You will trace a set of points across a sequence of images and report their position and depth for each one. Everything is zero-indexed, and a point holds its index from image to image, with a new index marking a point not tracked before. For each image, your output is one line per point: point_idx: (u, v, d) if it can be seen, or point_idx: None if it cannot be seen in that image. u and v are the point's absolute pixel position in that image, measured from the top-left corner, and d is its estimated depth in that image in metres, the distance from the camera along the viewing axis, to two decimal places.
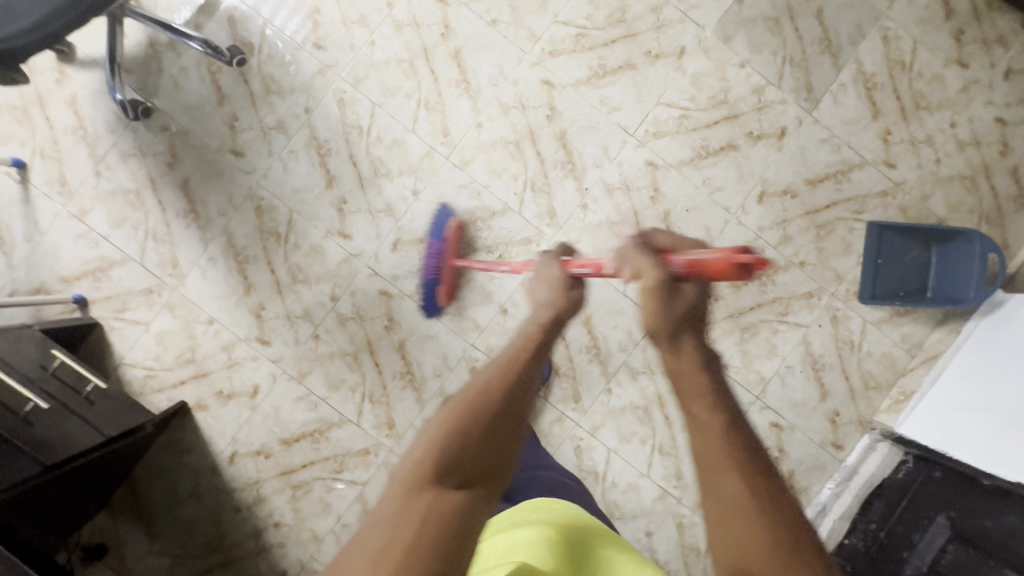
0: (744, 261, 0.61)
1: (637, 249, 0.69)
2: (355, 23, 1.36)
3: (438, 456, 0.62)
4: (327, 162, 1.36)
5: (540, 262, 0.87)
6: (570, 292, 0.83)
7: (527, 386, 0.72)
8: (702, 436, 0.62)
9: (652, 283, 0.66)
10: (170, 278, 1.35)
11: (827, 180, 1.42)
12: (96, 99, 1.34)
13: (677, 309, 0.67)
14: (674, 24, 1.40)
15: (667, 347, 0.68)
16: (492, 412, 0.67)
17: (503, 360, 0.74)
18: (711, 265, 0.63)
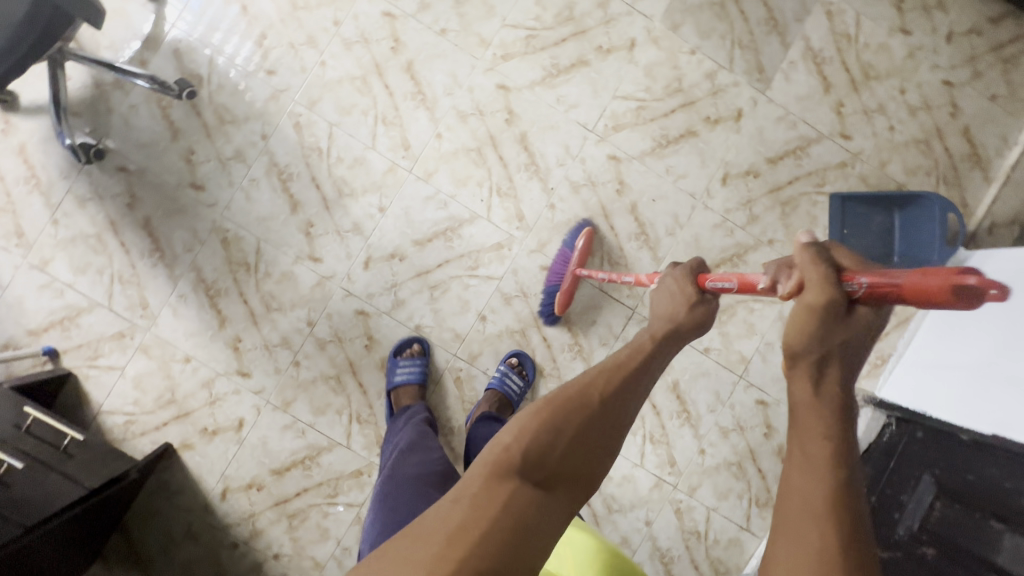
0: (966, 284, 0.50)
1: (813, 256, 0.66)
2: (304, 45, 1.35)
3: (526, 448, 0.70)
4: (290, 188, 1.35)
5: (675, 271, 0.93)
6: (695, 307, 0.87)
7: (627, 401, 0.78)
8: (807, 477, 0.62)
9: (818, 300, 0.63)
10: (141, 320, 1.33)
11: (787, 157, 1.44)
12: (45, 146, 1.31)
13: (831, 332, 0.64)
14: (622, 17, 1.41)
15: (805, 373, 0.65)
16: (589, 418, 0.74)
17: (608, 365, 0.80)
18: (916, 285, 0.55)
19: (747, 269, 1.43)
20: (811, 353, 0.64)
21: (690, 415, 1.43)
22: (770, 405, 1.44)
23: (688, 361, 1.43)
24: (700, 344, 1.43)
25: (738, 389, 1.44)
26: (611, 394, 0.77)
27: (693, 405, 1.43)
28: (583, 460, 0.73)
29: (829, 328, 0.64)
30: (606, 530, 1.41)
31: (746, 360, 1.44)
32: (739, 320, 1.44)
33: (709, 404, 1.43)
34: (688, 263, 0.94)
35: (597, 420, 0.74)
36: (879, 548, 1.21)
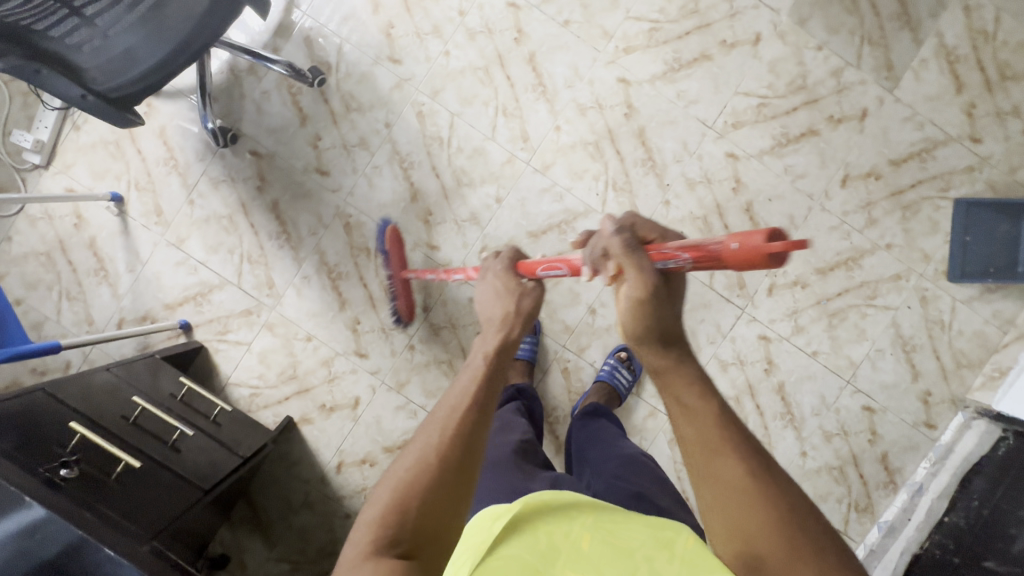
0: (775, 246, 0.51)
1: (628, 250, 0.62)
2: (429, 34, 1.37)
3: (377, 534, 0.55)
4: (410, 175, 1.38)
5: (494, 263, 0.84)
6: (522, 301, 0.77)
7: (480, 437, 0.62)
8: (695, 422, 0.60)
9: (645, 285, 0.61)
10: (267, 299, 1.40)
11: (911, 159, 1.40)
12: (185, 129, 1.38)
13: (664, 307, 0.62)
14: (748, 10, 1.38)
15: (652, 345, 0.63)
16: (438, 478, 0.58)
17: (440, 407, 0.64)
18: (733, 252, 0.54)
19: (862, 273, 1.41)
20: (652, 333, 0.63)
21: (794, 417, 1.43)
22: (876, 412, 1.43)
23: (795, 363, 1.43)
24: (808, 346, 1.42)
25: (843, 394, 1.43)
26: (458, 436, 0.61)
27: (797, 407, 1.43)
28: (447, 522, 0.57)
29: (658, 309, 0.63)
30: None
31: (854, 366, 1.43)
32: (850, 325, 1.42)
33: (814, 407, 1.43)
34: (506, 252, 0.85)
35: (447, 476, 0.58)
36: (994, 563, 1.19)
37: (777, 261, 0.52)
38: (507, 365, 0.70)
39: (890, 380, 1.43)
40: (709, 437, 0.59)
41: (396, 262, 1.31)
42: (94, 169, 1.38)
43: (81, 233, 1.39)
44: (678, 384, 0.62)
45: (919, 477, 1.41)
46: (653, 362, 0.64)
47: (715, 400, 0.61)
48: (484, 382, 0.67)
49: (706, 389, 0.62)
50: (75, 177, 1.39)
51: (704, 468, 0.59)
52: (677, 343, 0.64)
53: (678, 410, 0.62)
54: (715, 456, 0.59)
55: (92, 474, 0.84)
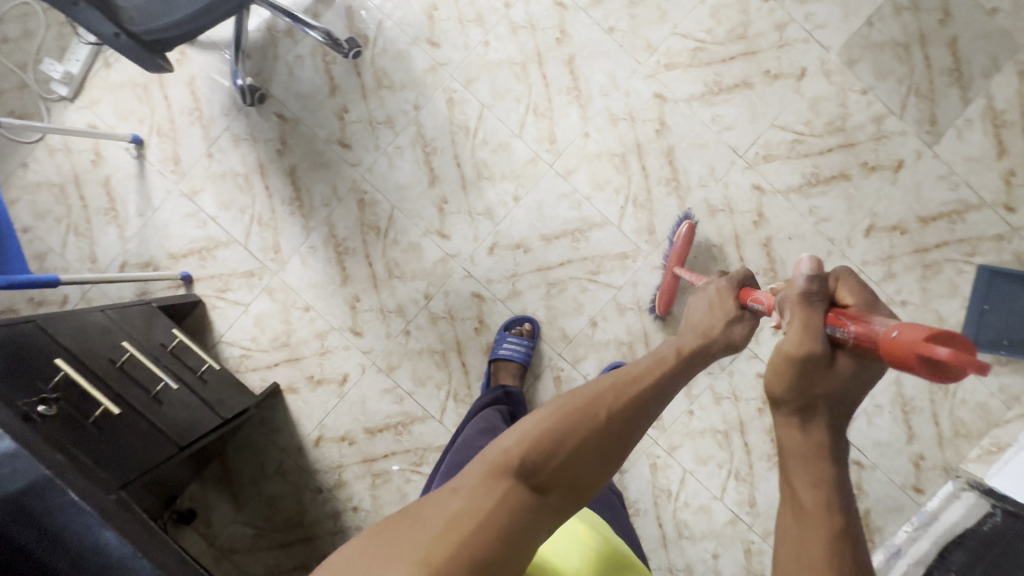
0: (937, 354, 0.50)
1: (802, 303, 0.66)
2: (471, 21, 1.35)
3: (526, 453, 0.60)
4: (431, 161, 1.37)
5: (721, 280, 0.93)
6: (731, 326, 0.86)
7: (642, 424, 0.67)
8: (804, 526, 0.61)
9: (796, 350, 0.64)
10: (271, 263, 1.39)
11: (940, 218, 1.37)
12: (214, 82, 1.37)
13: (814, 379, 0.64)
14: (797, 43, 1.35)
15: (801, 419, 0.65)
16: (597, 433, 0.63)
17: (624, 375, 0.69)
18: (899, 346, 0.55)
19: None
20: (794, 400, 0.64)
21: None
22: (864, 467, 1.41)
23: None
24: None
25: None
26: (631, 410, 0.66)
27: None
28: (587, 476, 0.61)
29: (807, 380, 0.64)
30: (672, 554, 1.40)
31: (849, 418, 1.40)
32: None
33: None
34: (738, 274, 0.93)
35: (606, 440, 0.63)
36: None
37: (942, 373, 0.52)
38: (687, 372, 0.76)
39: (884, 438, 1.40)
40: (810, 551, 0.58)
41: (675, 255, 1.29)
42: (119, 108, 1.38)
43: (97, 170, 1.39)
44: (803, 484, 0.63)
45: (897, 540, 1.38)
46: (787, 444, 0.65)
47: (840, 519, 0.60)
48: (664, 371, 0.73)
49: (833, 503, 0.61)
50: (99, 114, 1.38)
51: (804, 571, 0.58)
52: (824, 443, 0.64)
53: (795, 507, 0.63)
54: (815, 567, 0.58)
55: (69, 414, 0.84)
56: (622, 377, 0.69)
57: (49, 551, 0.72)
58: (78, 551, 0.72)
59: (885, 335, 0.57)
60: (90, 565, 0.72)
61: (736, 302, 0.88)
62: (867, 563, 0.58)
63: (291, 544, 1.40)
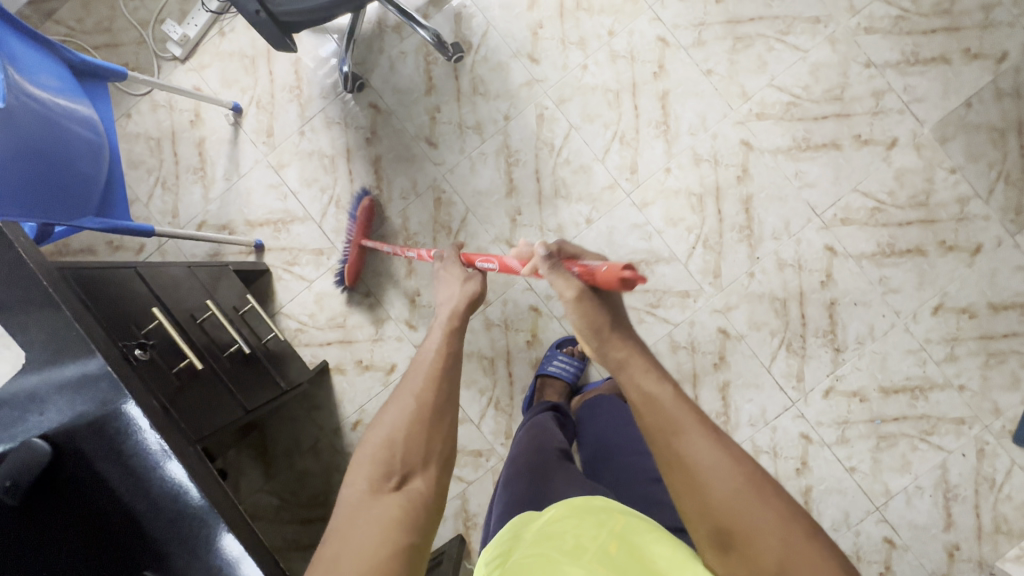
0: (628, 277, 0.65)
1: (547, 269, 0.74)
2: (573, 44, 1.39)
3: (369, 471, 0.67)
4: (512, 171, 1.40)
5: (443, 263, 0.97)
6: (467, 284, 0.90)
7: (450, 380, 0.76)
8: (656, 407, 0.65)
9: (567, 295, 0.72)
10: (341, 245, 1.43)
11: (1013, 308, 1.35)
12: (319, 66, 1.42)
13: (595, 306, 0.72)
14: (893, 112, 1.36)
15: (609, 338, 0.72)
16: (419, 421, 0.71)
17: (414, 364, 0.77)
18: (604, 275, 0.68)
19: (925, 406, 1.36)
20: (591, 326, 0.72)
21: None
22: (896, 547, 1.37)
23: (829, 473, 1.38)
24: (848, 460, 1.38)
25: (868, 519, 1.38)
26: (432, 381, 0.74)
27: (818, 516, 1.38)
28: (432, 453, 0.70)
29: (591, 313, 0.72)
30: None
31: (888, 495, 1.37)
32: (897, 453, 1.37)
33: (834, 522, 1.38)
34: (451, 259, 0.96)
35: (426, 414, 0.72)
36: None
37: (628, 287, 0.67)
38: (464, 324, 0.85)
39: (921, 521, 1.37)
40: (670, 417, 0.64)
41: (357, 230, 1.37)
42: (225, 76, 1.44)
43: (194, 131, 1.45)
44: (639, 373, 0.68)
45: None
46: (614, 353, 0.71)
47: (670, 386, 0.67)
48: (449, 335, 0.81)
49: (663, 377, 0.68)
50: (205, 78, 1.44)
51: (665, 452, 0.63)
52: (629, 339, 0.73)
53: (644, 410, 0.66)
54: (677, 436, 0.63)
55: (159, 362, 0.88)
56: (417, 364, 0.77)
57: (131, 489, 0.76)
58: (157, 493, 0.75)
59: (595, 271, 0.70)
60: (168, 506, 0.75)
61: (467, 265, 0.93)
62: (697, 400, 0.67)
63: (311, 521, 1.41)
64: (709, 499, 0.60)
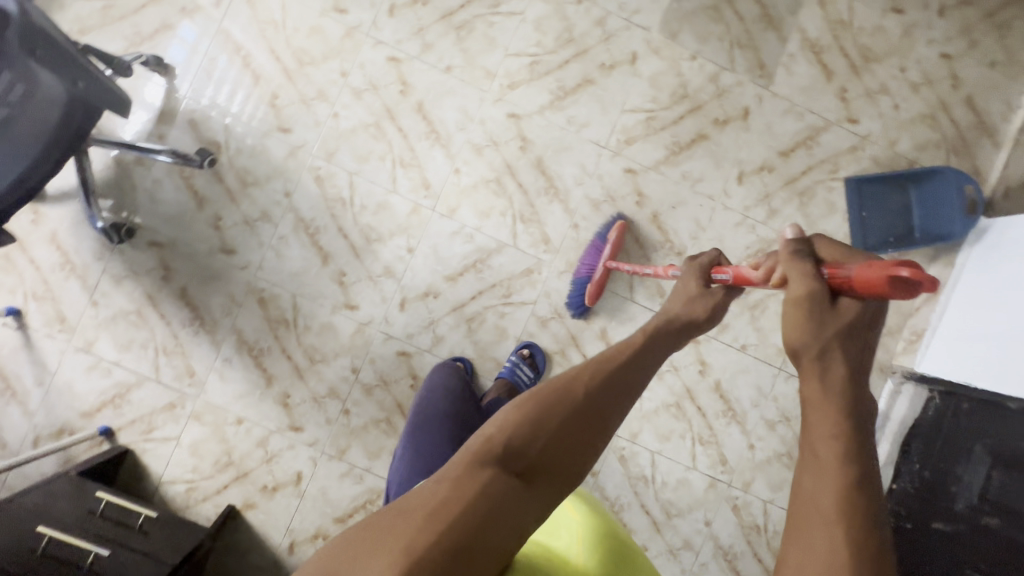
0: (899, 275, 0.59)
1: (794, 257, 0.71)
2: (315, 99, 1.38)
3: (509, 440, 0.71)
4: (318, 241, 1.38)
5: (687, 265, 0.93)
6: (699, 301, 0.89)
7: (612, 400, 0.77)
8: (818, 471, 0.61)
9: (801, 295, 0.69)
10: (189, 389, 1.36)
11: (797, 148, 1.47)
12: (77, 230, 1.34)
13: (819, 326, 0.67)
14: (621, 32, 1.44)
15: (812, 367, 0.67)
16: (570, 414, 0.74)
17: (599, 364, 0.79)
18: (868, 278, 0.63)
19: None
20: (805, 350, 0.67)
21: (735, 413, 1.45)
22: None
23: (728, 360, 1.45)
24: (736, 341, 1.45)
25: (779, 381, 1.46)
26: (599, 387, 0.77)
27: (737, 402, 1.45)
28: (562, 470, 0.73)
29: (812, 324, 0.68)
30: (668, 536, 1.44)
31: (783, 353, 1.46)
32: (772, 314, 1.46)
33: (752, 399, 1.45)
34: (704, 257, 0.92)
35: (586, 416, 0.75)
36: (940, 523, 1.26)
37: (908, 290, 0.60)
38: (659, 347, 0.84)
39: None
40: (827, 495, 0.59)
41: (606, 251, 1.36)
42: None
43: None
44: (820, 435, 0.63)
45: None
46: (809, 394, 0.66)
47: (853, 469, 0.60)
48: (640, 346, 0.83)
49: (850, 456, 0.61)
50: None
51: (807, 522, 0.59)
52: (838, 401, 0.64)
53: (810, 452, 0.63)
54: (818, 517, 0.59)
55: None
56: (597, 361, 0.80)
57: None
58: None
59: (852, 272, 0.66)
60: None
61: (702, 275, 0.90)
62: (880, 511, 0.59)
63: None
64: None
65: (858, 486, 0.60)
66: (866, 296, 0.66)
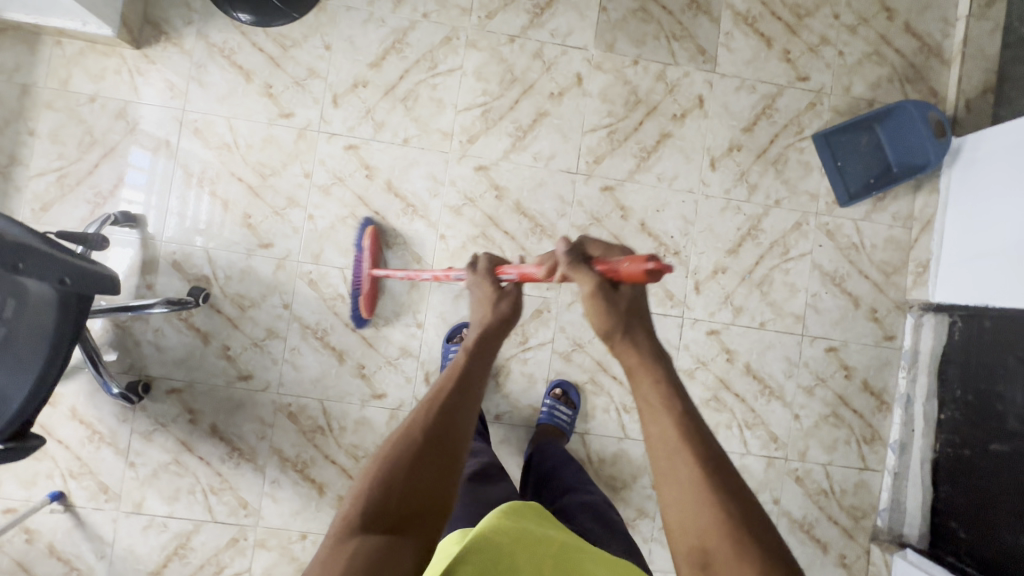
0: (651, 267, 0.66)
1: (573, 267, 0.73)
2: (287, 207, 1.38)
3: (364, 505, 0.63)
4: (329, 342, 1.38)
5: (477, 277, 0.91)
6: (501, 304, 0.87)
7: (456, 416, 0.73)
8: (655, 416, 0.65)
9: (591, 290, 0.71)
10: (247, 519, 1.36)
11: (759, 120, 1.49)
12: (95, 400, 1.34)
13: (614, 305, 0.71)
14: (560, 57, 1.44)
15: (622, 338, 0.70)
16: (416, 452, 0.68)
17: (429, 396, 0.75)
18: (631, 272, 0.68)
19: (766, 236, 1.48)
20: (610, 327, 0.70)
21: (772, 389, 1.47)
22: (839, 349, 1.48)
23: (750, 341, 1.47)
24: (754, 321, 1.47)
25: (805, 346, 1.48)
26: (435, 418, 0.71)
27: (771, 378, 1.47)
28: (436, 500, 0.66)
29: (610, 309, 0.71)
30: None
31: (801, 319, 1.48)
32: (780, 285, 1.48)
33: (785, 371, 1.47)
34: (483, 262, 0.92)
35: (433, 446, 0.69)
36: (998, 444, 1.27)
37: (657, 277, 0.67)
38: (489, 350, 0.83)
39: (837, 315, 1.48)
40: (668, 430, 0.64)
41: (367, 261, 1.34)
42: (22, 478, 1.33)
43: (37, 545, 1.33)
44: (650, 392, 0.67)
45: (902, 388, 1.48)
46: (629, 362, 0.70)
47: (677, 401, 0.66)
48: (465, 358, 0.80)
49: (672, 394, 0.66)
50: (8, 495, 1.33)
51: (666, 460, 0.63)
52: (645, 348, 0.70)
53: (641, 399, 0.67)
54: (672, 454, 0.62)
55: None
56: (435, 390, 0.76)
57: None
58: None
59: (620, 266, 0.70)
60: None
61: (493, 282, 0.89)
62: (707, 425, 0.65)
63: None
64: (699, 519, 0.59)
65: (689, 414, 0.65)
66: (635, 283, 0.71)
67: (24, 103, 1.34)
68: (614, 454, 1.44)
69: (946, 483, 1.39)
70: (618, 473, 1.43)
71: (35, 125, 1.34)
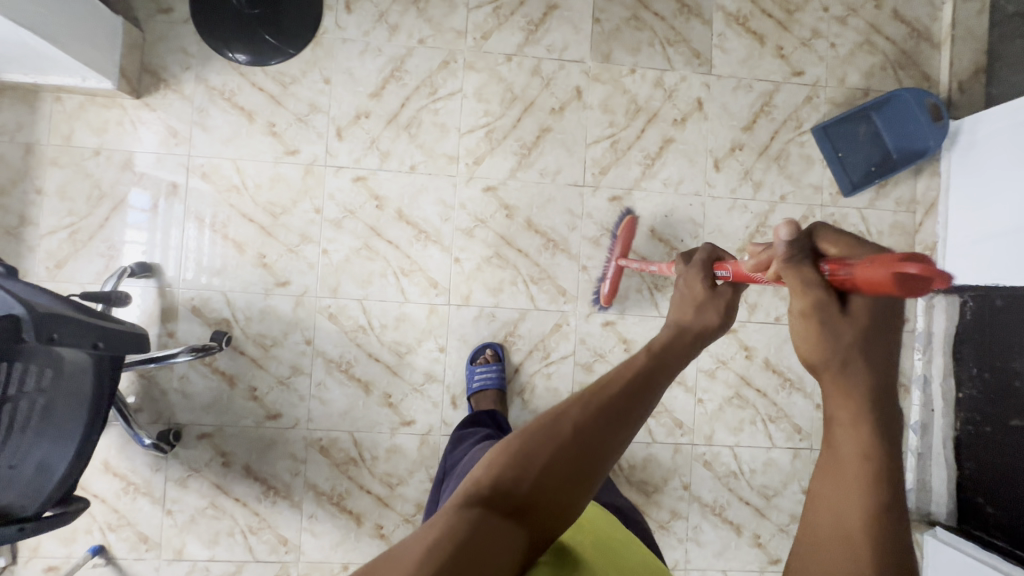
0: (907, 272, 0.47)
1: (791, 261, 0.55)
2: (300, 244, 1.39)
3: (496, 475, 0.55)
4: (354, 374, 1.39)
5: (686, 269, 0.79)
6: (713, 303, 0.75)
7: (613, 428, 0.58)
8: (838, 481, 0.49)
9: (805, 304, 0.52)
10: (288, 555, 1.38)
11: (758, 118, 1.50)
12: (126, 451, 1.35)
13: (836, 330, 0.51)
14: (558, 72, 1.45)
15: (841, 368, 0.50)
16: (558, 451, 0.56)
17: (600, 381, 0.62)
18: (870, 278, 0.49)
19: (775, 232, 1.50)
20: (821, 358, 0.51)
21: (793, 381, 1.49)
22: None
23: (768, 336, 1.49)
24: (770, 316, 1.49)
25: None
26: (595, 415, 0.58)
27: (790, 371, 1.49)
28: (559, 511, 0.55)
29: (826, 332, 0.52)
30: (774, 516, 1.48)
31: None
32: None
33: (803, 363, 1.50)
34: (701, 252, 0.80)
35: (574, 456, 0.56)
36: (1019, 420, 1.30)
37: (919, 285, 0.48)
38: (675, 354, 0.68)
39: None
40: (850, 518, 0.48)
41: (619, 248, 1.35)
42: (61, 535, 1.34)
43: None
44: (848, 447, 0.49)
45: (918, 369, 1.52)
46: (835, 413, 0.50)
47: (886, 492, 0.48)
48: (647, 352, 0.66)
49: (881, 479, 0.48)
50: (49, 553, 1.34)
51: (828, 546, 0.48)
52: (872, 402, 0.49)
53: (827, 451, 0.51)
54: (842, 545, 0.48)
55: None
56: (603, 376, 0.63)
57: None
58: None
59: (854, 270, 0.51)
60: None
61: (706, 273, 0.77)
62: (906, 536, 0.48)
63: None
64: None
65: (885, 518, 0.47)
66: (878, 297, 0.51)
67: (29, 162, 1.34)
68: (644, 459, 1.46)
69: (969, 460, 1.41)
70: (648, 477, 1.46)
71: (42, 183, 1.34)
